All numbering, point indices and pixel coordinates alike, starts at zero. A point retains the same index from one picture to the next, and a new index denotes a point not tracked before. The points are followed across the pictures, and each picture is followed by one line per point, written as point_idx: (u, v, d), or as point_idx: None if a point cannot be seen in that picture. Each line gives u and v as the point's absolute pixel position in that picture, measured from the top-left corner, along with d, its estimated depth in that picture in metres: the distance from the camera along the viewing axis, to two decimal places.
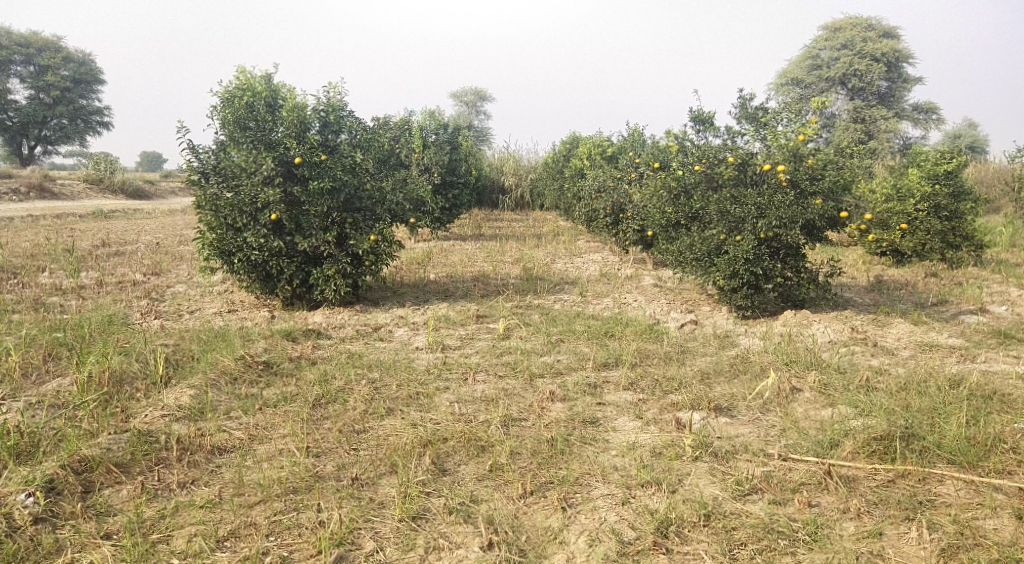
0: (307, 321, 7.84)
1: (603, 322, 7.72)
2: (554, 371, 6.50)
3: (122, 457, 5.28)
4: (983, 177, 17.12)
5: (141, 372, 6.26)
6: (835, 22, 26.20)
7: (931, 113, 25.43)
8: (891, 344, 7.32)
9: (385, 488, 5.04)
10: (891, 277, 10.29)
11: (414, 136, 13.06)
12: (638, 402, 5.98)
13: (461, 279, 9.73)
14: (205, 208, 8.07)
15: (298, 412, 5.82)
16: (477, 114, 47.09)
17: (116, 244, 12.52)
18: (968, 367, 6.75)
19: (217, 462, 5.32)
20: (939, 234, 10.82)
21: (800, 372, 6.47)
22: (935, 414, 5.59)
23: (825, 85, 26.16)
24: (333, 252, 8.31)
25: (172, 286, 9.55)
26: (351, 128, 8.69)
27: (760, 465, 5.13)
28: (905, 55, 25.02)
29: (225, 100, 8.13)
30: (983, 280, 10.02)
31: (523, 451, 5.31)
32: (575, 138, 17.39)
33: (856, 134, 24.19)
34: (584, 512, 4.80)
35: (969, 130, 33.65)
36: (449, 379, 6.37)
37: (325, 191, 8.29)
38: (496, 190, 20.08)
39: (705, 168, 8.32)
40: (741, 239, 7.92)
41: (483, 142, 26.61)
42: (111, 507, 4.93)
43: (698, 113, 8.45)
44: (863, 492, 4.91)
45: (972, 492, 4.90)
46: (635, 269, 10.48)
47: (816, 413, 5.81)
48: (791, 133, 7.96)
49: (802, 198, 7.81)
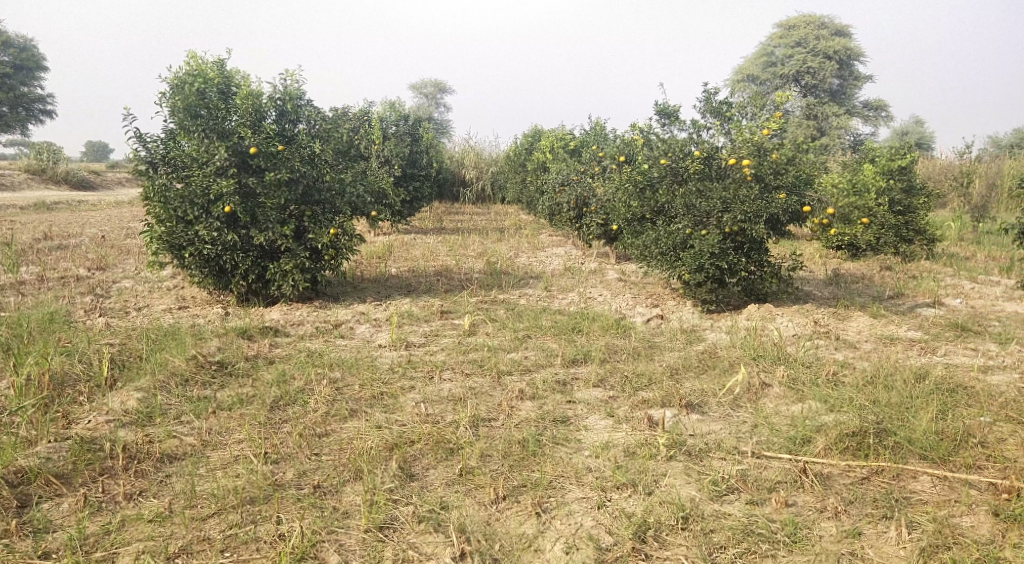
0: (264, 318, 7.60)
1: (570, 317, 7.61)
2: (522, 368, 6.36)
3: (63, 467, 5.03)
4: (933, 171, 17.35)
5: (84, 374, 6.00)
6: (790, 19, 26.37)
7: (881, 110, 25.81)
8: (853, 338, 7.30)
9: (350, 496, 4.85)
10: (847, 270, 10.34)
11: (373, 128, 12.83)
12: (608, 399, 5.87)
13: (422, 274, 9.54)
14: (154, 199, 7.80)
15: (254, 416, 5.59)
16: (437, 105, 46.79)
17: (59, 237, 12.12)
18: (930, 360, 6.75)
19: (166, 471, 5.08)
20: (893, 228, 10.92)
21: (768, 366, 6.40)
22: (904, 408, 5.56)
23: (779, 82, 26.38)
24: (292, 246, 8.06)
25: (119, 281, 9.23)
26: (310, 118, 8.47)
27: (735, 464, 5.06)
28: (857, 53, 25.32)
29: (174, 87, 7.81)
30: (936, 273, 10.11)
31: (493, 453, 5.16)
32: (536, 131, 17.27)
33: (809, 131, 24.41)
34: (559, 517, 4.66)
35: (915, 126, 34.23)
36: (415, 378, 6.19)
37: (282, 183, 8.04)
38: (456, 182, 19.88)
39: (670, 162, 8.20)
40: (706, 233, 7.85)
41: (441, 134, 26.35)
42: (50, 524, 4.67)
43: (664, 106, 8.35)
44: (839, 490, 4.85)
45: (946, 488, 4.86)
46: (599, 263, 10.39)
47: (787, 408, 5.75)
48: (756, 127, 7.91)
49: (766, 192, 7.74)
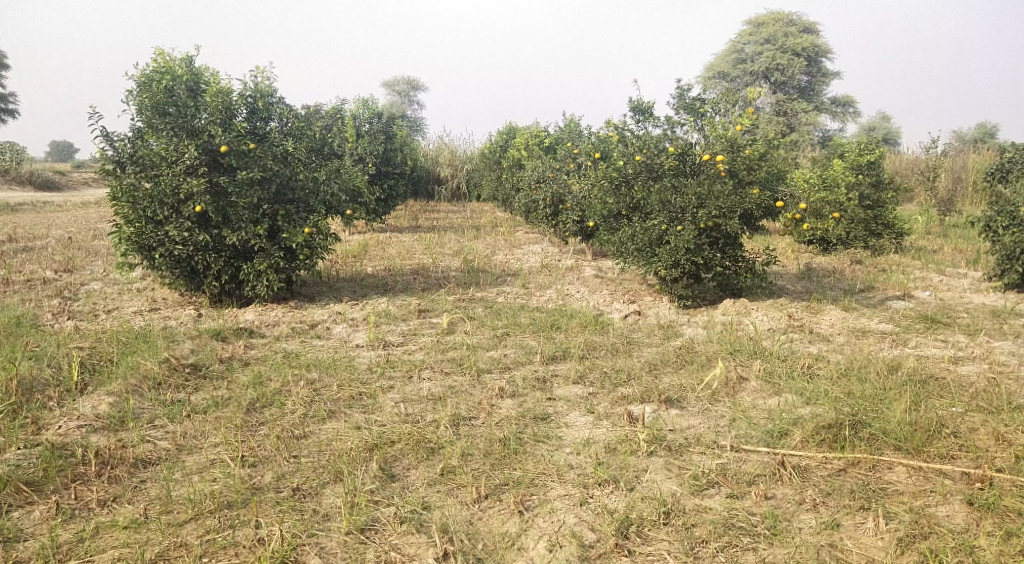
0: (238, 319, 7.54)
1: (547, 314, 7.62)
2: (501, 366, 6.37)
3: (34, 474, 4.96)
4: (900, 166, 17.58)
5: (54, 379, 5.93)
6: (759, 16, 26.57)
7: (849, 105, 26.10)
8: (826, 331, 7.38)
9: (330, 498, 4.82)
10: (819, 264, 10.45)
11: (346, 126, 12.77)
12: (588, 396, 5.89)
13: (399, 273, 9.50)
14: (123, 199, 7.69)
15: (231, 418, 5.55)
16: (409, 103, 46.64)
17: (25, 239, 11.93)
18: (902, 352, 6.85)
19: (141, 477, 5.02)
20: (863, 222, 11.05)
21: (745, 361, 6.46)
22: (878, 399, 5.63)
23: (749, 78, 26.57)
24: (265, 246, 7.99)
25: (88, 283, 9.11)
26: (282, 116, 8.41)
27: (714, 458, 5.10)
28: (825, 50, 25.58)
29: (142, 84, 7.74)
30: (905, 266, 10.25)
31: (474, 452, 5.15)
32: (511, 129, 17.28)
33: (778, 127, 24.65)
34: (542, 515, 4.67)
35: (882, 121, 34.66)
36: (393, 378, 6.18)
37: (254, 181, 7.98)
38: (430, 180, 19.85)
39: (645, 158, 8.25)
40: (682, 229, 7.86)
41: (414, 132, 26.27)
42: (21, 532, 4.60)
43: (638, 103, 8.40)
44: (817, 482, 4.90)
45: (921, 478, 4.93)
46: (575, 260, 10.42)
47: (764, 402, 5.80)
48: (729, 123, 7.98)
49: (740, 188, 7.81)
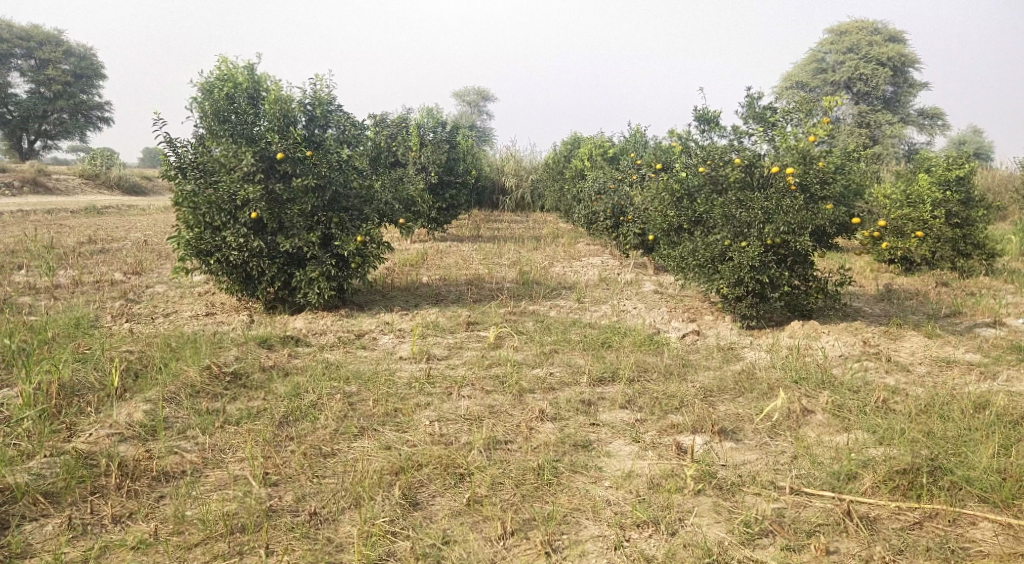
0: (287, 327, 7.33)
1: (601, 330, 7.21)
2: (545, 386, 5.96)
3: (54, 485, 4.77)
4: (990, 183, 16.49)
5: (96, 383, 5.77)
6: (842, 26, 25.57)
7: (937, 118, 24.79)
8: (905, 360, 6.74)
9: (347, 526, 4.50)
10: (900, 286, 9.73)
11: (411, 134, 12.43)
12: (635, 422, 5.46)
13: (453, 283, 9.20)
14: (183, 205, 7.58)
15: (260, 432, 5.28)
16: (482, 113, 46.71)
17: (103, 240, 12.10)
18: (989, 387, 6.18)
19: (161, 492, 4.79)
20: (949, 241, 10.24)
21: (811, 391, 5.90)
22: (961, 441, 5.03)
23: (830, 89, 25.57)
24: (317, 254, 7.78)
25: (151, 286, 9.07)
26: (339, 124, 8.19)
27: (770, 501, 4.62)
28: (912, 60, 24.42)
29: (204, 91, 7.63)
30: (995, 290, 9.44)
31: (506, 481, 4.77)
32: (578, 138, 16.89)
33: (859, 139, 23.67)
34: (571, 558, 4.26)
35: (971, 135, 33.09)
36: (432, 395, 5.83)
37: (310, 189, 7.79)
38: (496, 190, 19.61)
39: (709, 171, 7.75)
40: (746, 245, 7.34)
41: (485, 143, 26.09)
42: (28, 547, 4.41)
43: (703, 112, 7.91)
44: (886, 536, 4.38)
45: (1009, 538, 4.36)
46: (636, 274, 9.96)
47: (830, 439, 5.25)
48: (801, 134, 7.41)
49: (812, 203, 7.24)
